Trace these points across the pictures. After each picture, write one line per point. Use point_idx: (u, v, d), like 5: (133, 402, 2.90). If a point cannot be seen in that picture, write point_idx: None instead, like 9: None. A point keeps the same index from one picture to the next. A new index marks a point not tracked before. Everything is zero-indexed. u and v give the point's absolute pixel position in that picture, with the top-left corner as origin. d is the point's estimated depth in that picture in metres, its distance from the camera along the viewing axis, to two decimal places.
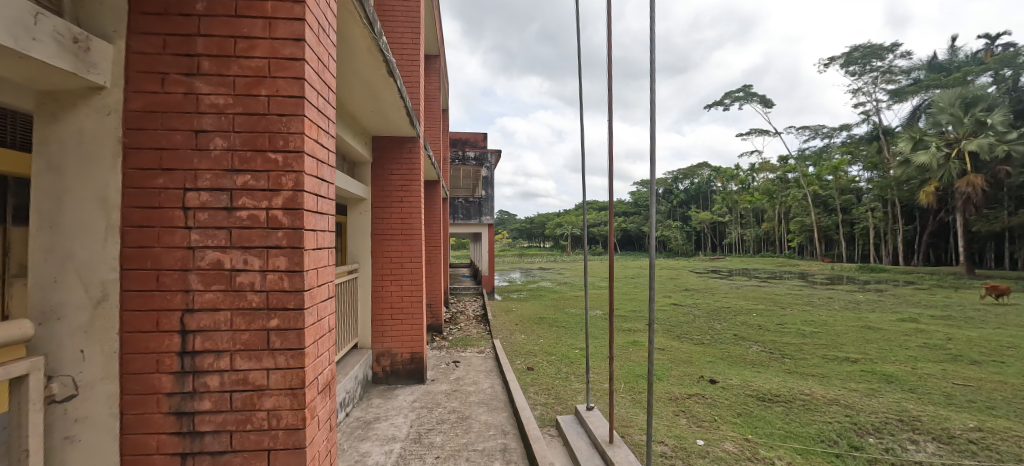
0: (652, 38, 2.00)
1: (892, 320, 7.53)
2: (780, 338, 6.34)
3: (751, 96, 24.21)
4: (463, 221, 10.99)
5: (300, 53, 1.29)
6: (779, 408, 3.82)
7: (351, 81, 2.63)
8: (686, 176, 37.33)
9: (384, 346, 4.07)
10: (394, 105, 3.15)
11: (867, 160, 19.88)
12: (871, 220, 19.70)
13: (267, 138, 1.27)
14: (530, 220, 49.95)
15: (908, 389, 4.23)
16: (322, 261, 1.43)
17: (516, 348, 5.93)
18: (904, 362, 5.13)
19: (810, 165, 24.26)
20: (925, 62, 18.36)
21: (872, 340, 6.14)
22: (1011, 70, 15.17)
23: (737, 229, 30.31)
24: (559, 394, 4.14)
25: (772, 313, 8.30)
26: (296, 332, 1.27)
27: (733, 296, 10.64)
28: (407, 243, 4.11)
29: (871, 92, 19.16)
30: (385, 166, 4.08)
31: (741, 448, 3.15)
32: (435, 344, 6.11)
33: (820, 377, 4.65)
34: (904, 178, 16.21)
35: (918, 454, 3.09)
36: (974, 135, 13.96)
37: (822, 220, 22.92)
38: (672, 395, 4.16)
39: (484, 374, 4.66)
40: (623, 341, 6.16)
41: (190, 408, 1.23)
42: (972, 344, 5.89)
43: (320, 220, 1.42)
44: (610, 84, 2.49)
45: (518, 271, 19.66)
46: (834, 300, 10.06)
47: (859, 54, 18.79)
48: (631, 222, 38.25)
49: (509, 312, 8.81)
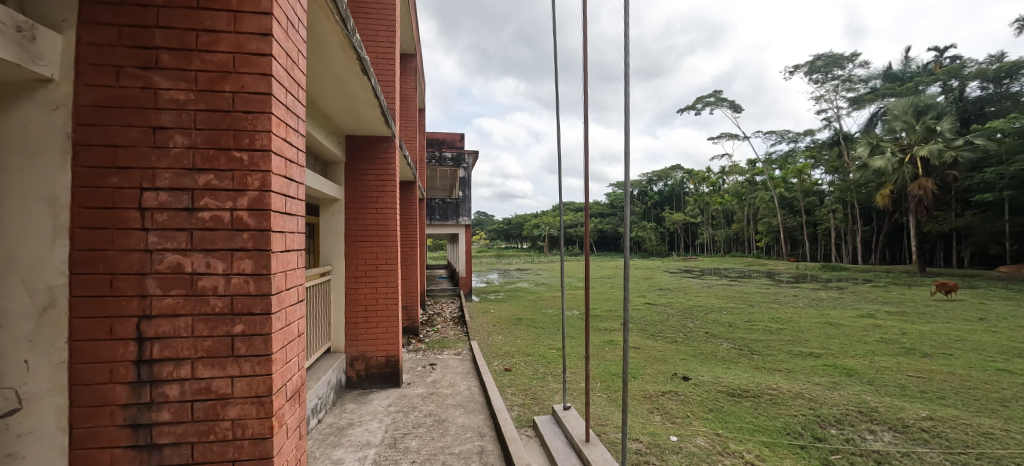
0: (626, 42, 2.04)
1: (852, 316, 7.90)
2: (749, 335, 6.55)
3: (721, 101, 24.95)
4: (439, 221, 10.86)
5: (267, 49, 1.25)
6: (748, 403, 3.95)
7: (323, 78, 2.56)
8: (660, 178, 38.19)
9: (358, 350, 3.98)
10: (368, 104, 3.09)
11: (828, 163, 20.83)
12: (833, 221, 20.62)
13: (231, 136, 1.22)
14: (508, 221, 50.03)
15: (866, 382, 4.45)
16: (291, 263, 1.39)
17: (493, 349, 5.91)
18: (863, 356, 5.39)
19: (776, 168, 25.23)
20: (881, 72, 19.37)
21: (833, 336, 6.42)
22: (957, 81, 16.20)
23: (708, 230, 31.20)
24: (537, 394, 4.16)
25: (742, 311, 8.58)
26: (262, 337, 1.23)
27: (705, 295, 10.94)
28: (382, 244, 4.03)
29: (832, 99, 20.08)
30: (360, 166, 3.99)
31: (712, 443, 3.24)
32: (412, 346, 6.03)
33: (786, 372, 4.83)
34: (863, 182, 17.05)
35: (876, 443, 3.24)
36: (925, 141, 14.81)
37: (788, 221, 23.87)
38: (647, 392, 4.25)
39: (461, 376, 4.62)
40: (600, 340, 6.24)
41: (147, 420, 1.17)
42: (924, 338, 6.25)
43: (289, 221, 1.37)
44: (586, 87, 2.52)
45: (495, 272, 19.66)
46: (799, 297, 10.48)
47: (821, 63, 19.65)
48: (607, 223, 38.83)
49: (486, 314, 8.77)
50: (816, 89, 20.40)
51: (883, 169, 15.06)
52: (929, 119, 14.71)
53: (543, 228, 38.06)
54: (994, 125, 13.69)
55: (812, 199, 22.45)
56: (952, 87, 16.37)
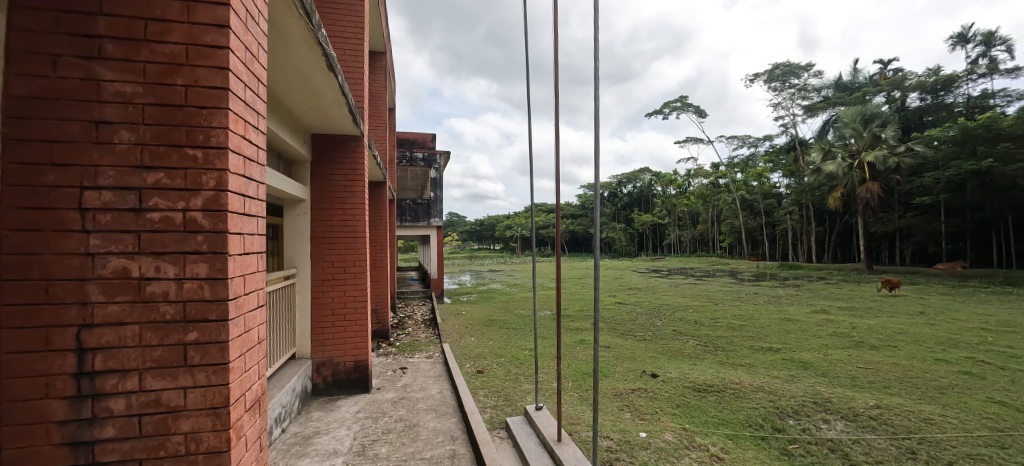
0: (595, 47, 2.09)
1: (807, 312, 8.34)
2: (714, 332, 6.79)
3: (687, 106, 25.77)
4: (410, 223, 10.62)
5: (224, 41, 1.19)
6: (713, 397, 4.09)
7: (287, 73, 2.47)
8: (629, 180, 39.05)
9: (325, 356, 3.85)
10: (335, 102, 3.00)
11: (786, 168, 21.93)
12: (790, 222, 21.68)
13: (184, 132, 1.15)
14: (480, 222, 49.87)
15: (820, 374, 4.70)
16: (250, 266, 1.32)
17: (466, 351, 5.87)
18: (818, 350, 5.68)
19: (738, 171, 26.31)
20: (833, 82, 20.55)
21: (790, 331, 6.75)
22: (899, 92, 17.41)
23: (675, 230, 32.15)
24: (509, 395, 4.15)
25: (707, 309, 8.89)
26: (218, 345, 1.16)
27: (672, 293, 11.27)
28: (350, 247, 3.92)
29: (788, 106, 21.14)
30: (327, 165, 3.87)
31: (679, 437, 3.32)
32: (382, 350, 5.90)
33: (748, 366, 5.03)
34: (817, 185, 18.03)
35: (830, 431, 3.42)
36: (871, 148, 15.82)
37: (749, 222, 24.93)
38: (617, 390, 4.32)
39: (432, 379, 4.56)
40: (571, 340, 6.30)
41: (89, 437, 1.08)
42: (871, 331, 6.66)
43: (248, 221, 1.31)
44: (556, 89, 2.55)
45: (468, 274, 19.55)
46: (760, 295, 10.96)
47: (779, 72, 20.63)
48: (578, 224, 39.38)
49: (458, 316, 8.70)
50: (774, 96, 21.41)
51: (835, 173, 15.97)
52: (875, 127, 15.73)
53: (515, 229, 38.23)
54: (931, 134, 14.77)
55: (771, 201, 23.53)
56: (895, 98, 17.58)
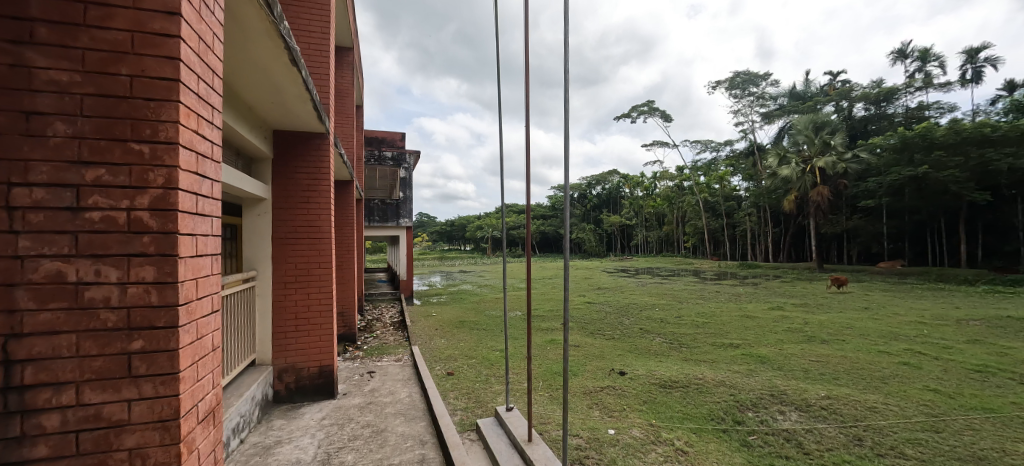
0: (565, 51, 2.11)
1: (765, 309, 8.76)
2: (679, 330, 7.01)
3: (654, 110, 26.50)
4: (379, 224, 10.30)
5: (174, 30, 1.11)
6: (678, 393, 4.21)
7: (246, 66, 2.36)
8: (598, 182, 39.78)
9: (287, 361, 3.70)
10: (299, 97, 2.89)
11: (745, 171, 22.97)
12: (749, 223, 22.71)
13: (128, 126, 1.07)
14: (451, 223, 49.46)
15: (777, 367, 4.93)
16: (202, 270, 1.24)
17: (436, 353, 5.79)
18: (775, 345, 5.96)
19: (701, 174, 27.32)
20: (788, 91, 21.70)
21: (750, 327, 7.07)
22: (847, 102, 18.59)
23: (642, 231, 33.02)
24: (480, 397, 4.12)
25: (672, 307, 9.18)
26: (167, 354, 1.09)
27: (640, 292, 11.56)
28: (315, 247, 3.79)
29: (747, 113, 22.13)
30: (290, 163, 3.72)
31: (646, 433, 3.40)
32: (348, 354, 5.73)
33: (711, 362, 5.21)
34: (773, 188, 18.97)
35: (785, 422, 3.60)
36: (821, 154, 16.78)
37: (711, 223, 25.93)
38: (587, 389, 4.38)
39: (401, 383, 4.47)
40: (542, 340, 6.34)
41: (16, 457, 0.98)
42: (822, 326, 7.07)
43: (201, 222, 1.23)
44: (527, 91, 2.56)
45: (438, 275, 19.32)
46: (721, 293, 11.42)
47: (739, 80, 21.52)
48: (549, 225, 39.75)
49: (428, 317, 8.59)
50: (734, 103, 22.33)
51: (789, 176, 16.85)
52: (825, 134, 16.71)
53: (486, 229, 38.16)
54: (875, 142, 15.83)
55: (731, 204, 24.56)
56: (843, 107, 18.74)
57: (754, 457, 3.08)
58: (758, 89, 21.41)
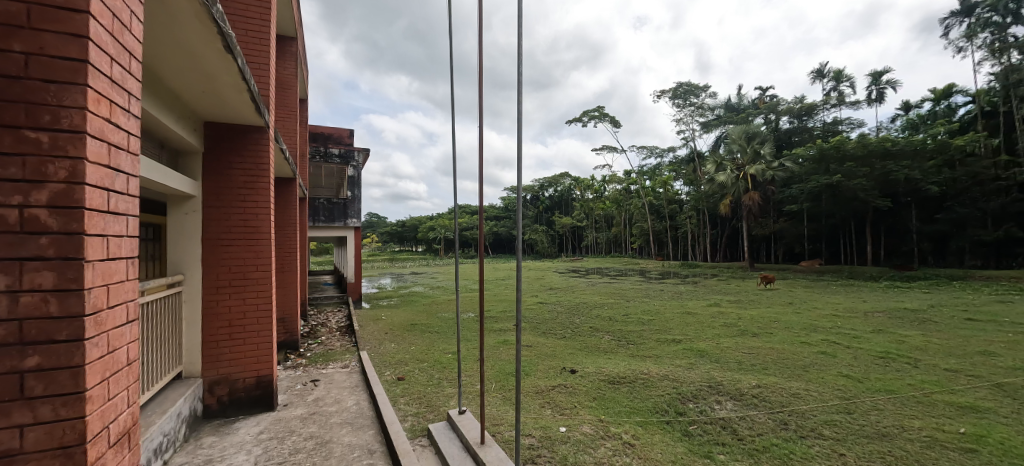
0: (518, 54, 2.13)
1: (704, 306, 9.33)
2: (626, 327, 7.28)
3: (604, 116, 27.35)
4: (324, 224, 9.84)
5: (81, 3, 0.98)
6: (625, 388, 4.37)
7: (172, 51, 2.16)
8: (550, 185, 40.50)
9: (220, 373, 3.43)
10: (235, 87, 2.70)
11: (686, 176, 24.35)
12: (690, 225, 24.09)
13: (23, 110, 0.94)
14: (402, 224, 48.24)
15: (714, 360, 5.27)
16: (115, 275, 1.11)
17: (385, 357, 5.61)
18: (713, 339, 6.36)
19: (647, 179, 28.60)
20: (724, 103, 23.26)
21: (690, 323, 7.49)
22: (774, 115, 20.23)
23: (592, 232, 34.05)
24: (431, 401, 4.03)
25: (619, 306, 9.51)
26: (69, 371, 0.96)
27: (590, 292, 11.89)
28: (252, 249, 3.54)
29: (688, 122, 23.46)
30: (223, 158, 3.44)
31: (596, 429, 3.49)
32: (289, 363, 5.40)
33: (655, 358, 5.45)
34: (711, 193, 20.27)
35: (721, 411, 3.84)
36: (752, 162, 18.12)
37: (656, 225, 27.23)
38: (539, 388, 4.43)
39: (347, 391, 4.28)
40: (494, 341, 6.33)
41: None
42: (753, 320, 7.64)
43: (113, 221, 1.10)
44: (480, 92, 2.55)
45: (389, 276, 18.81)
46: (665, 291, 12.01)
47: (682, 90, 22.73)
48: (502, 226, 39.89)
49: (378, 320, 8.31)
50: (677, 112, 23.57)
51: (725, 182, 18.08)
52: (756, 144, 18.07)
53: (439, 230, 37.64)
54: (798, 152, 17.36)
55: (674, 207, 25.95)
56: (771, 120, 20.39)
57: (695, 446, 3.25)
58: (698, 99, 22.75)
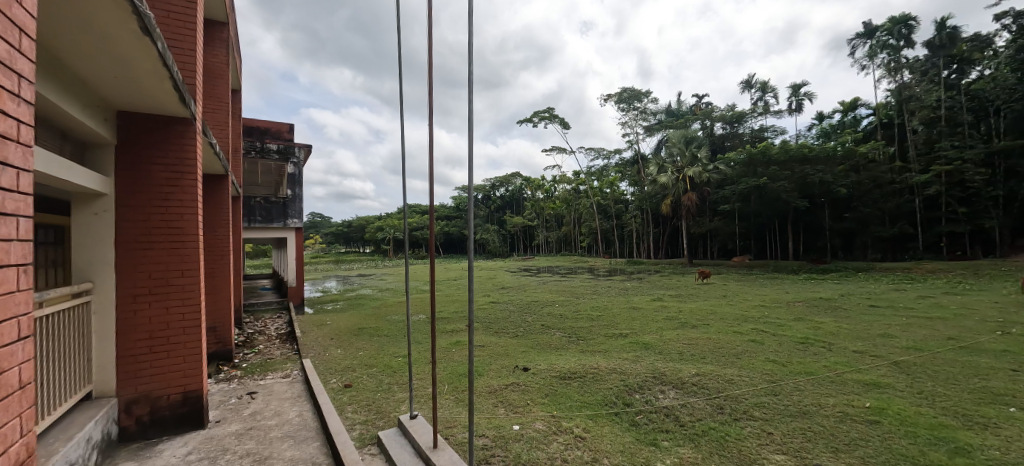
0: (470, 51, 2.10)
1: (648, 300, 9.77)
2: (576, 324, 7.45)
3: (553, 118, 27.76)
4: (262, 224, 9.16)
5: None
6: (576, 383, 4.47)
7: (76, 31, 1.92)
8: (501, 184, 40.61)
9: (139, 390, 3.09)
10: (155, 75, 2.44)
11: (631, 178, 25.40)
12: (635, 224, 25.16)
13: None
14: (348, 224, 46.30)
15: (657, 352, 5.52)
16: (4, 285, 0.96)
17: (331, 364, 5.35)
18: (657, 332, 6.66)
19: (595, 179, 29.44)
20: (665, 108, 24.48)
21: (636, 318, 7.80)
22: (709, 120, 21.60)
23: (543, 232, 34.62)
24: (381, 407, 3.88)
25: (570, 303, 9.72)
26: None
27: (541, 290, 12.05)
28: (175, 252, 3.22)
29: (632, 125, 24.44)
30: (141, 151, 3.11)
31: (548, 425, 3.53)
32: (222, 375, 5.00)
33: (604, 352, 5.62)
34: (654, 193, 21.28)
35: (665, 400, 4.03)
36: (691, 165, 19.21)
37: (603, 224, 28.17)
38: (492, 388, 4.41)
39: (289, 403, 4.03)
40: (446, 343, 6.23)
41: None
42: (692, 313, 8.12)
43: (0, 223, 0.96)
44: (430, 90, 2.50)
45: (334, 279, 17.98)
46: (612, 288, 12.43)
47: (626, 94, 23.59)
48: (453, 226, 39.49)
49: (323, 326, 7.91)
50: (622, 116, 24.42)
51: (666, 183, 19.05)
52: (694, 148, 19.18)
53: (388, 230, 36.54)
54: (729, 156, 18.65)
55: (620, 206, 26.98)
56: (706, 125, 21.74)
57: (642, 435, 3.38)
58: (641, 104, 23.72)
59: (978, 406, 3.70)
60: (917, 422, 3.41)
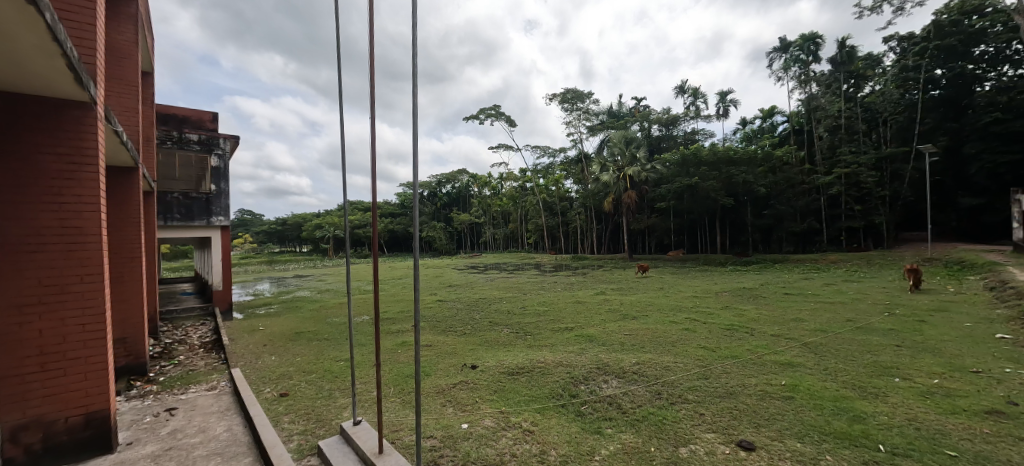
0: (414, 45, 2.02)
1: (593, 295, 10.09)
2: (523, 320, 7.52)
3: (500, 115, 27.65)
4: (180, 222, 8.30)
5: None
6: (524, 378, 4.51)
7: None
8: (448, 181, 39.98)
9: (29, 415, 2.68)
10: (43, 52, 2.12)
11: (575, 176, 26.07)
12: (579, 221, 25.90)
13: None
14: (282, 223, 43.33)
15: (601, 344, 5.72)
16: None
17: (265, 372, 4.97)
18: (600, 324, 6.92)
19: (541, 177, 29.85)
20: (607, 109, 25.31)
21: (581, 311, 8.02)
22: (647, 123, 22.73)
23: (490, 229, 34.67)
24: (321, 415, 3.66)
25: (517, 299, 9.79)
26: None
27: (489, 287, 12.03)
28: (72, 255, 2.81)
29: (576, 125, 25.00)
30: (26, 138, 2.69)
31: (497, 421, 3.53)
32: (134, 392, 4.47)
33: (550, 346, 5.73)
34: (597, 191, 22.00)
35: (608, 389, 4.18)
36: (631, 164, 20.06)
37: (549, 221, 28.72)
38: (440, 387, 4.34)
39: (215, 417, 3.70)
40: (391, 344, 6.02)
41: None
42: (633, 305, 8.48)
43: None
44: (372, 82, 2.40)
45: (267, 281, 16.74)
46: (558, 283, 12.69)
47: (570, 95, 24.20)
48: (398, 223, 38.38)
49: (254, 332, 7.35)
50: (566, 115, 24.95)
51: (608, 181, 19.74)
52: (633, 148, 20.05)
53: (326, 228, 34.76)
54: (664, 157, 19.73)
55: (565, 204, 27.68)
56: (645, 127, 22.86)
57: (587, 424, 3.48)
58: (584, 104, 24.38)
59: (871, 378, 4.21)
60: (823, 396, 3.82)
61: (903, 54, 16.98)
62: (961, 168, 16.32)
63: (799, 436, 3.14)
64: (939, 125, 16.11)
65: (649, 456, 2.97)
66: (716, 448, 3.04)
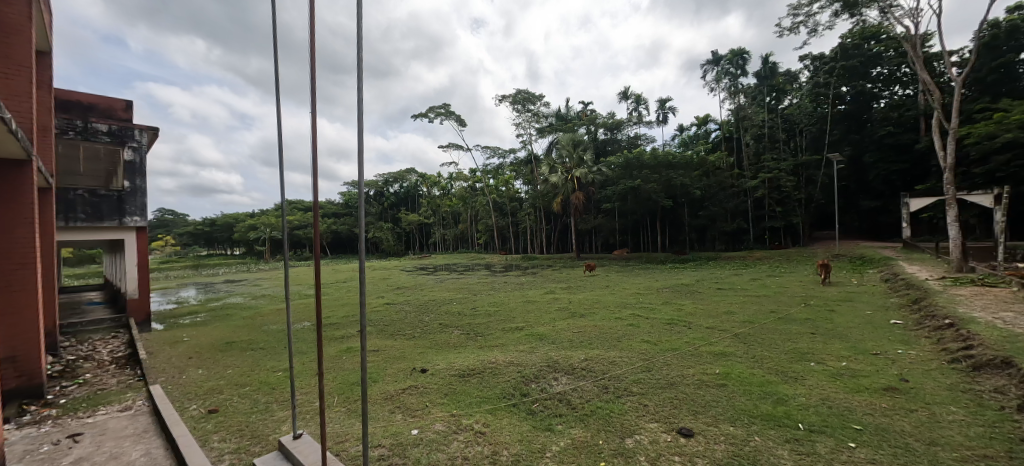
0: (358, 36, 1.92)
1: (543, 294, 10.22)
2: (474, 320, 7.47)
3: (450, 114, 27.09)
4: (85, 223, 7.35)
5: None
6: (475, 379, 4.46)
7: None
8: (395, 180, 38.70)
9: None
10: None
11: (525, 177, 26.26)
12: (529, 221, 26.11)
13: None
14: (210, 223, 39.76)
15: (550, 342, 5.80)
16: None
17: (192, 387, 4.52)
18: (550, 323, 7.02)
19: (491, 177, 29.73)
20: (556, 112, 25.80)
21: (531, 311, 8.09)
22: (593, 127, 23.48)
23: (439, 229, 34.15)
24: (257, 431, 3.38)
25: (467, 300, 9.69)
26: None
27: (439, 289, 11.80)
28: None
29: (526, 127, 25.03)
30: None
31: (448, 425, 3.46)
32: (27, 417, 3.90)
33: (501, 346, 5.72)
34: (546, 192, 22.32)
35: (557, 386, 4.23)
36: (579, 166, 20.45)
37: (499, 221, 28.72)
38: (388, 394, 4.18)
39: (131, 441, 3.32)
40: (335, 351, 5.72)
41: None
42: (581, 303, 8.71)
43: None
44: (312, 77, 2.24)
45: (192, 288, 15.31)
46: (509, 283, 12.71)
47: (520, 97, 24.35)
48: (342, 224, 36.68)
49: (179, 343, 6.68)
50: (516, 116, 25.03)
51: (557, 182, 19.99)
52: (581, 150, 20.48)
53: (261, 229, 32.43)
54: (609, 160, 20.38)
55: (515, 204, 27.82)
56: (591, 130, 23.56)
57: (538, 422, 3.50)
58: (534, 106, 24.63)
59: (791, 364, 4.61)
60: (751, 381, 4.13)
61: (815, 71, 18.88)
62: (862, 174, 18.43)
63: (731, 421, 3.35)
64: (845, 136, 18.06)
65: (598, 449, 3.03)
66: (658, 436, 3.17)
